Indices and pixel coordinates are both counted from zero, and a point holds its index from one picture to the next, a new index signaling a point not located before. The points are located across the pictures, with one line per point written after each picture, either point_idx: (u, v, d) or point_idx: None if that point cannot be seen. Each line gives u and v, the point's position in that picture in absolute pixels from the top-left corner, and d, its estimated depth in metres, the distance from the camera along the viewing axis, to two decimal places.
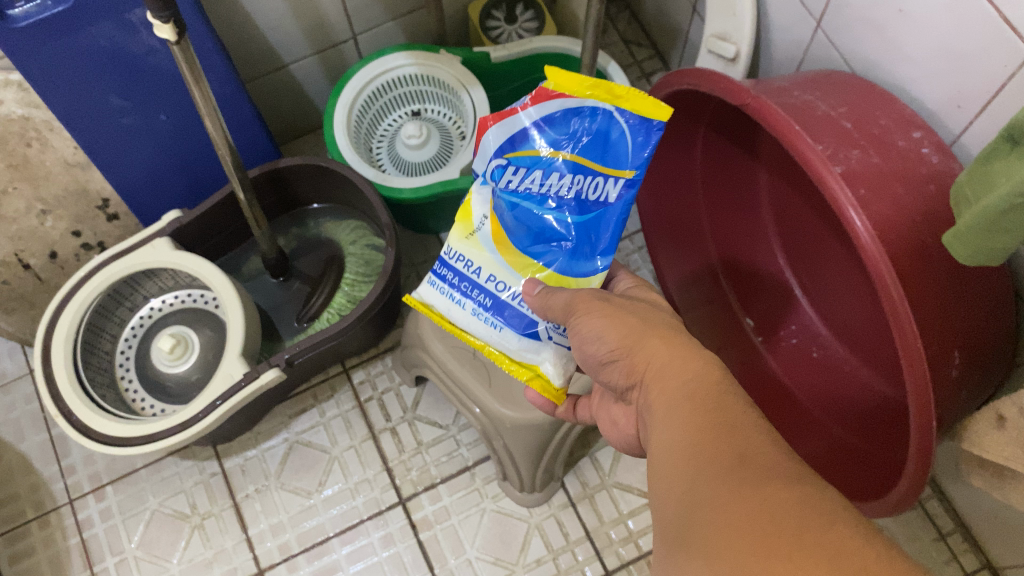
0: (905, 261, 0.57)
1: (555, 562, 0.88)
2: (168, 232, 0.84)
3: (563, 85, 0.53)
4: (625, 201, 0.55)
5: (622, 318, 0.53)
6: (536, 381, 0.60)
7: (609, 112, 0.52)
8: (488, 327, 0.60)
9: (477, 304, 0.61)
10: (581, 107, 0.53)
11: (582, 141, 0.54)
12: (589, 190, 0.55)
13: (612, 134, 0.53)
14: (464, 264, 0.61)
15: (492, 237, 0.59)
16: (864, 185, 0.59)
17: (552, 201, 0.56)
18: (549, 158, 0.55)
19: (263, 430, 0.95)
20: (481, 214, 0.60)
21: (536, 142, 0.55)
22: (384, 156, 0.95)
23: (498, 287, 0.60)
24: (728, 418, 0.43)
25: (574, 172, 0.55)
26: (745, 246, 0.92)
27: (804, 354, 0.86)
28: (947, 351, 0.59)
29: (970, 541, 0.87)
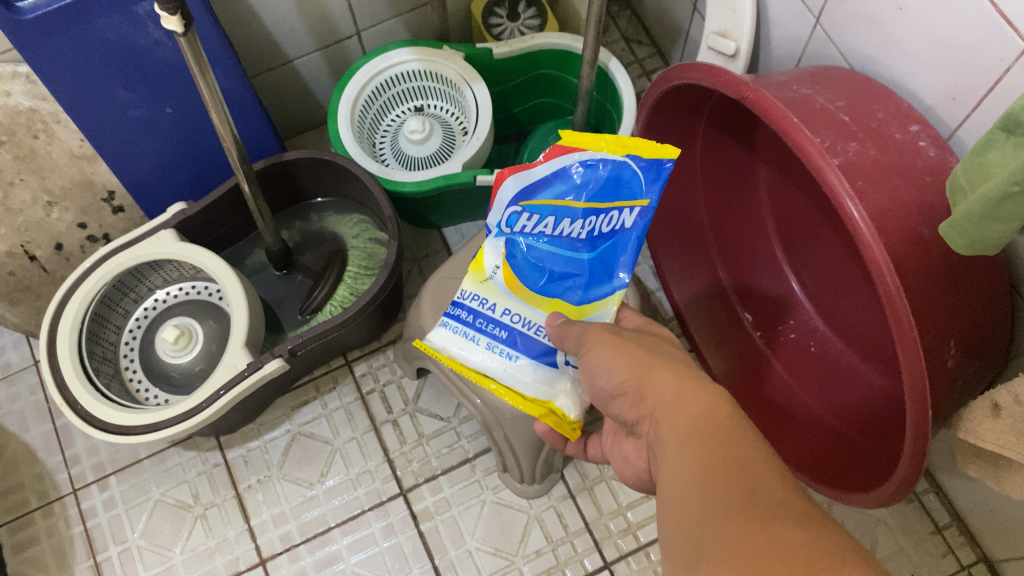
0: (903, 251, 0.58)
1: (555, 553, 0.89)
2: (173, 224, 0.85)
3: (575, 142, 0.53)
4: (638, 226, 0.57)
5: (631, 349, 0.53)
6: (551, 417, 0.62)
7: (619, 161, 0.54)
8: (505, 361, 0.62)
9: (492, 338, 0.62)
10: (592, 160, 0.54)
11: (593, 188, 0.55)
12: (603, 225, 0.57)
13: (623, 176, 0.54)
14: (480, 302, 0.62)
15: (506, 284, 0.60)
16: (862, 177, 0.59)
17: (567, 241, 0.57)
18: (562, 206, 0.55)
19: (266, 422, 0.96)
20: (493, 264, 0.61)
21: (548, 194, 0.55)
22: (387, 151, 0.96)
23: (514, 320, 0.61)
24: (737, 454, 0.43)
25: (586, 217, 0.56)
26: (745, 241, 0.93)
27: (803, 349, 0.87)
28: (943, 341, 0.60)
29: (966, 534, 0.88)
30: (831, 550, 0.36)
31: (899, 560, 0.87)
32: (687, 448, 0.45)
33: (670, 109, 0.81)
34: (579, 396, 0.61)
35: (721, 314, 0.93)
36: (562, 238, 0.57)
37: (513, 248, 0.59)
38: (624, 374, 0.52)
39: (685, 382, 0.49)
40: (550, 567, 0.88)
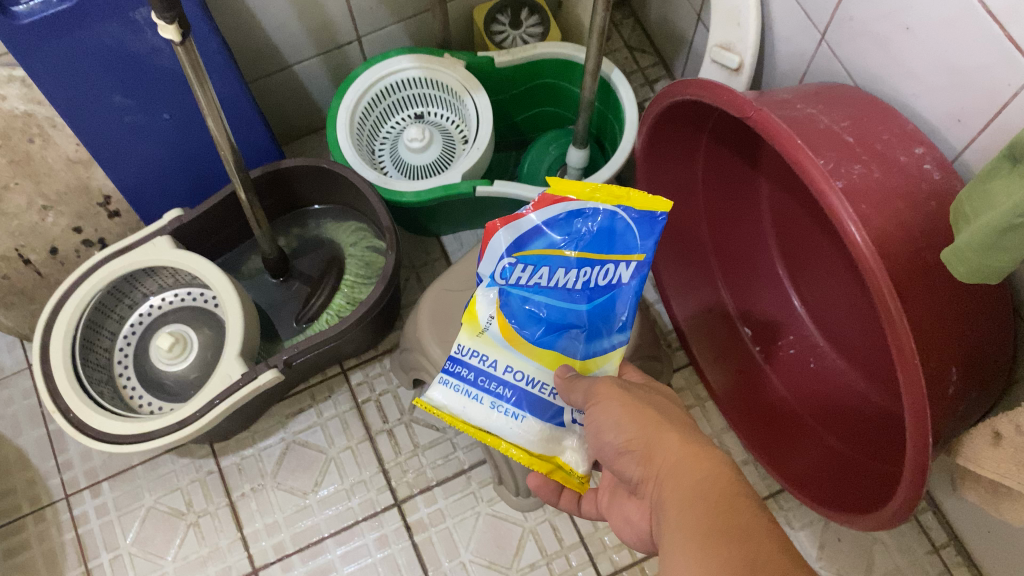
0: (904, 275, 0.58)
1: (549, 567, 0.89)
2: (168, 231, 0.84)
3: (566, 190, 0.54)
4: (636, 281, 0.56)
5: (640, 409, 0.53)
6: (559, 473, 0.60)
7: (612, 211, 0.53)
8: (510, 420, 0.60)
9: (496, 398, 0.60)
10: (584, 209, 0.54)
11: (587, 238, 0.54)
12: (599, 277, 0.56)
13: (617, 227, 0.54)
14: (480, 359, 0.60)
15: (503, 335, 0.59)
16: (865, 201, 0.59)
17: (563, 293, 0.57)
18: (555, 256, 0.55)
19: (260, 429, 0.95)
20: (487, 313, 0.59)
21: (540, 243, 0.55)
22: (386, 158, 0.95)
23: (516, 377, 0.60)
24: (740, 522, 0.43)
25: (580, 266, 0.55)
26: (745, 254, 0.92)
27: (802, 364, 0.87)
28: (945, 367, 0.59)
29: (963, 554, 0.87)
30: None
31: None
32: (686, 506, 0.46)
33: (669, 125, 0.80)
34: (585, 452, 0.59)
35: (721, 328, 0.93)
36: (557, 289, 0.56)
37: (507, 299, 0.58)
38: (632, 433, 0.52)
39: (690, 446, 0.50)
40: None
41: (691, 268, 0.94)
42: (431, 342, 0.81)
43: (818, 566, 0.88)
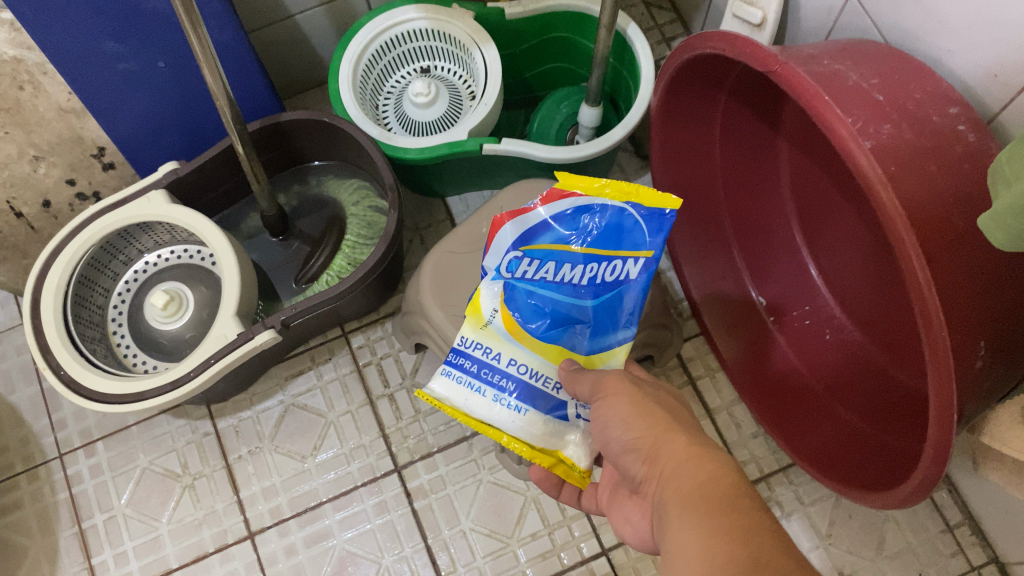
0: (933, 242, 0.54)
1: (551, 537, 0.87)
2: (164, 184, 0.81)
3: (574, 185, 0.55)
4: (644, 278, 0.56)
5: (648, 407, 0.52)
6: (561, 467, 0.58)
7: (620, 207, 0.54)
8: (512, 413, 0.58)
9: (499, 390, 0.58)
10: (592, 205, 0.55)
11: (594, 233, 0.55)
12: (606, 274, 0.56)
13: (625, 224, 0.54)
14: (484, 352, 0.59)
15: (507, 329, 0.58)
16: (894, 161, 0.55)
17: (569, 289, 0.57)
18: (562, 250, 0.56)
19: (258, 391, 0.93)
20: (492, 307, 0.59)
21: (547, 237, 0.56)
22: (390, 114, 0.92)
23: (520, 370, 0.58)
24: (745, 523, 0.43)
25: (587, 262, 0.56)
26: (761, 220, 0.89)
27: (816, 336, 0.84)
28: (974, 341, 0.56)
29: (978, 534, 0.85)
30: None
31: (907, 558, 0.85)
32: (691, 527, 0.44)
33: (687, 82, 0.76)
34: (589, 446, 0.57)
35: (735, 296, 0.90)
36: (563, 285, 0.57)
37: (512, 295, 0.58)
38: (639, 431, 0.51)
39: (694, 449, 0.49)
40: (546, 551, 0.86)
41: (704, 233, 0.91)
42: (433, 305, 0.78)
43: (827, 543, 0.86)
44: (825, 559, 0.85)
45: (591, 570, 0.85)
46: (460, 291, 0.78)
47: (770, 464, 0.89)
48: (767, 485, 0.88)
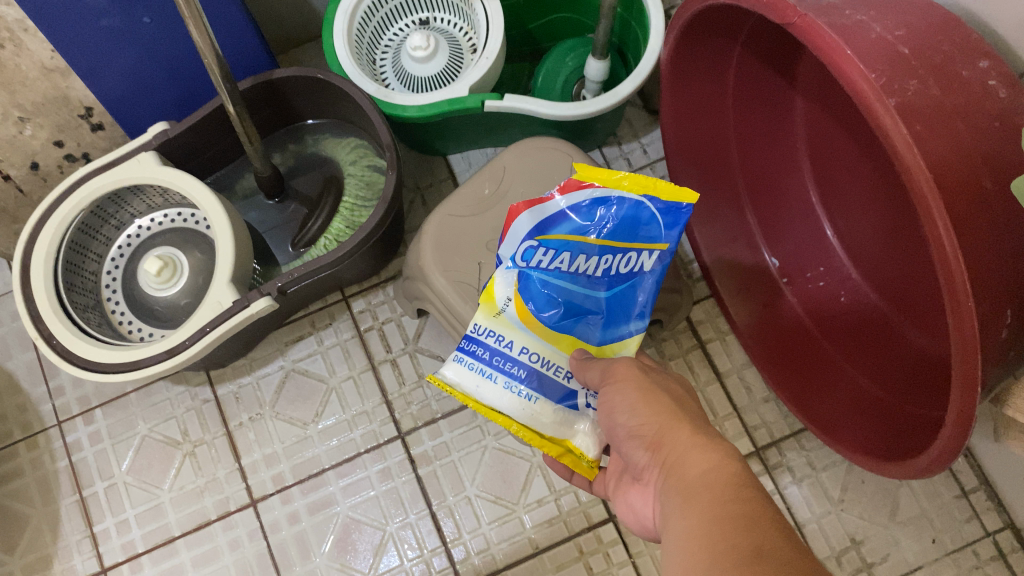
0: (959, 205, 0.51)
1: (557, 503, 0.85)
2: (153, 145, 0.78)
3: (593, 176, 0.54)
4: (657, 272, 0.56)
5: (654, 394, 0.50)
6: (569, 456, 0.56)
7: (638, 201, 0.53)
8: (522, 401, 0.56)
9: (510, 378, 0.56)
10: (609, 197, 0.53)
11: (611, 225, 0.54)
12: (620, 265, 0.55)
13: (642, 216, 0.53)
14: (496, 339, 0.57)
15: (520, 318, 0.56)
16: (919, 120, 0.52)
17: (583, 280, 0.55)
18: (579, 241, 0.54)
19: (258, 356, 0.91)
20: (505, 296, 0.56)
21: (564, 227, 0.54)
22: (388, 69, 0.88)
23: (532, 359, 0.56)
24: (749, 512, 0.41)
25: (603, 254, 0.54)
26: (776, 178, 0.86)
27: (832, 298, 0.81)
28: (999, 308, 0.53)
29: (994, 499, 0.84)
30: None
31: (921, 524, 0.83)
32: (691, 517, 0.42)
33: (700, 35, 0.72)
34: (598, 436, 0.56)
35: (747, 257, 0.87)
36: (577, 276, 0.55)
37: (526, 286, 0.55)
38: (645, 418, 0.49)
39: (699, 438, 0.47)
40: (552, 518, 0.85)
41: (716, 193, 0.87)
42: (435, 271, 0.75)
43: (839, 508, 0.84)
44: (837, 525, 0.84)
45: (598, 536, 0.84)
46: (462, 256, 0.75)
47: (782, 430, 0.87)
48: (778, 450, 0.86)
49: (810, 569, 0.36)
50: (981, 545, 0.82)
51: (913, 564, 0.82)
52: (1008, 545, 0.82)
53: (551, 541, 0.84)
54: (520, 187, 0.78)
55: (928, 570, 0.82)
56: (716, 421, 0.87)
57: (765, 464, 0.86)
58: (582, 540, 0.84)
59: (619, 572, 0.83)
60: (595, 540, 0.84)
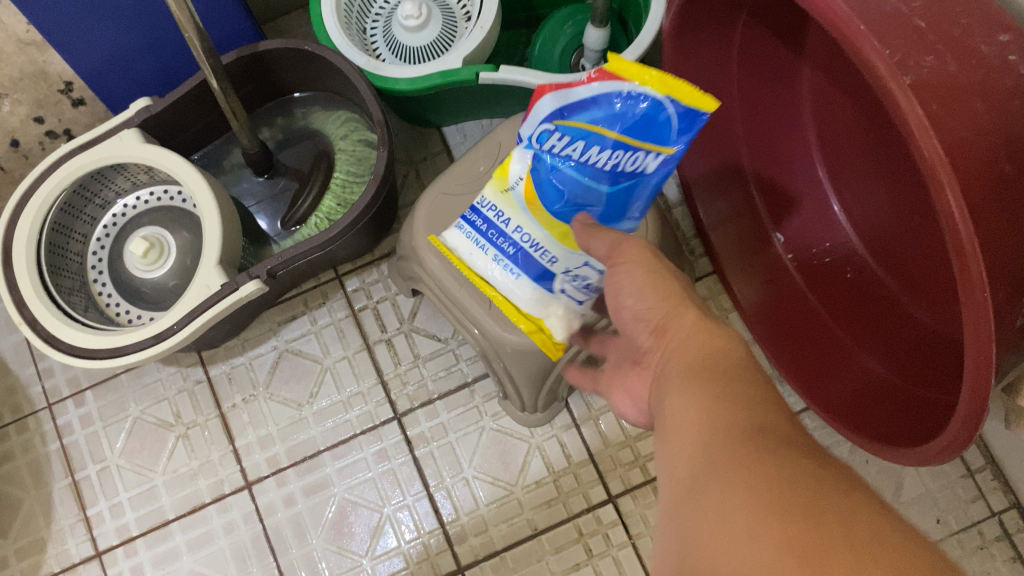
0: (975, 191, 0.49)
1: (556, 484, 0.84)
2: (136, 122, 0.75)
3: (620, 69, 0.48)
4: (663, 173, 0.51)
5: (663, 277, 0.50)
6: (538, 333, 0.63)
7: (658, 102, 0.48)
8: (506, 275, 0.60)
9: (499, 252, 0.60)
10: (628, 94, 0.48)
11: (626, 120, 0.49)
12: (628, 163, 0.51)
13: (657, 119, 0.48)
14: (494, 214, 0.60)
15: (525, 199, 0.58)
16: (936, 99, 0.49)
17: (590, 170, 0.53)
18: (595, 131, 0.51)
19: (250, 337, 0.89)
20: (517, 173, 0.58)
21: (582, 116, 0.51)
22: (378, 40, 0.84)
23: (522, 238, 0.59)
24: (745, 392, 0.41)
25: (614, 148, 0.50)
26: (780, 150, 0.83)
27: (838, 275, 0.79)
28: (1017, 298, 0.51)
29: (1001, 479, 0.82)
30: (837, 484, 0.34)
31: (926, 504, 0.82)
32: (691, 394, 0.43)
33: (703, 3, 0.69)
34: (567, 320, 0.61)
35: (750, 233, 0.85)
36: (586, 165, 0.53)
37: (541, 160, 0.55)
38: (653, 301, 0.49)
39: (705, 323, 0.47)
40: (551, 499, 0.83)
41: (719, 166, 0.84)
42: (430, 252, 0.73)
43: None
44: None
45: (597, 517, 0.83)
46: None
47: None
48: None
49: (807, 444, 0.37)
50: (986, 525, 0.81)
51: None
52: (1013, 525, 0.81)
53: (550, 522, 0.83)
54: None
55: None
56: None
57: None
58: (581, 521, 0.83)
59: (619, 554, 0.82)
60: (594, 521, 0.83)
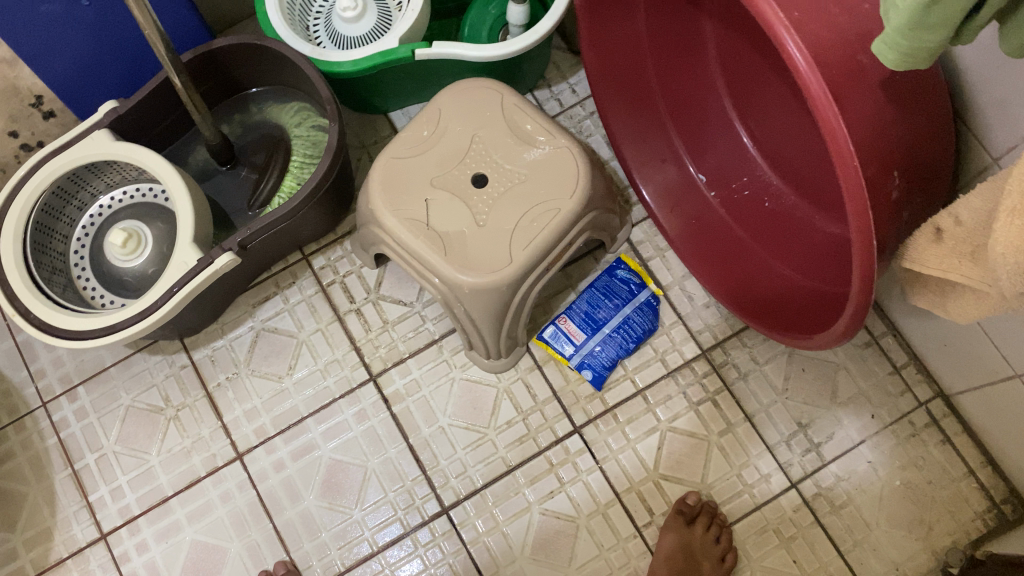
0: (839, 79, 0.57)
1: (525, 423, 0.91)
2: (106, 123, 0.82)
3: (582, 320, 0.91)
4: (580, 340, 0.91)
5: None
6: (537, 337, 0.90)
7: (577, 355, 0.91)
8: (579, 313, 0.92)
9: (587, 309, 0.92)
10: (587, 312, 0.92)
11: (580, 315, 0.92)
12: (572, 337, 0.91)
13: (588, 310, 0.92)
14: (587, 302, 0.92)
15: (586, 330, 0.91)
16: (796, 8, 0.57)
17: (578, 338, 0.91)
18: (584, 329, 0.91)
19: (229, 320, 0.95)
20: (594, 313, 0.92)
21: (577, 325, 0.91)
22: (321, 33, 0.92)
23: (592, 313, 0.92)
24: None
25: (570, 337, 0.91)
26: (693, 98, 0.91)
27: (756, 204, 0.88)
28: (886, 171, 0.60)
29: (923, 372, 0.91)
30: None
31: (859, 402, 0.91)
32: None
33: None
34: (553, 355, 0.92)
35: (676, 177, 0.93)
36: (579, 338, 0.91)
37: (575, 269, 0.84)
38: None
39: None
40: (522, 436, 0.90)
41: (641, 119, 0.93)
42: (386, 211, 0.80)
43: (784, 397, 0.91)
44: (783, 412, 0.91)
45: (565, 448, 0.90)
46: (410, 196, 0.80)
47: (724, 330, 0.93)
48: (722, 350, 0.93)
49: None
50: (915, 415, 0.90)
51: (856, 439, 0.89)
52: (939, 412, 0.90)
53: (523, 457, 0.90)
54: (457, 126, 0.83)
55: (870, 443, 0.89)
56: (664, 330, 0.94)
57: (712, 364, 0.92)
58: (551, 454, 0.90)
59: (588, 478, 0.89)
60: (562, 451, 0.90)
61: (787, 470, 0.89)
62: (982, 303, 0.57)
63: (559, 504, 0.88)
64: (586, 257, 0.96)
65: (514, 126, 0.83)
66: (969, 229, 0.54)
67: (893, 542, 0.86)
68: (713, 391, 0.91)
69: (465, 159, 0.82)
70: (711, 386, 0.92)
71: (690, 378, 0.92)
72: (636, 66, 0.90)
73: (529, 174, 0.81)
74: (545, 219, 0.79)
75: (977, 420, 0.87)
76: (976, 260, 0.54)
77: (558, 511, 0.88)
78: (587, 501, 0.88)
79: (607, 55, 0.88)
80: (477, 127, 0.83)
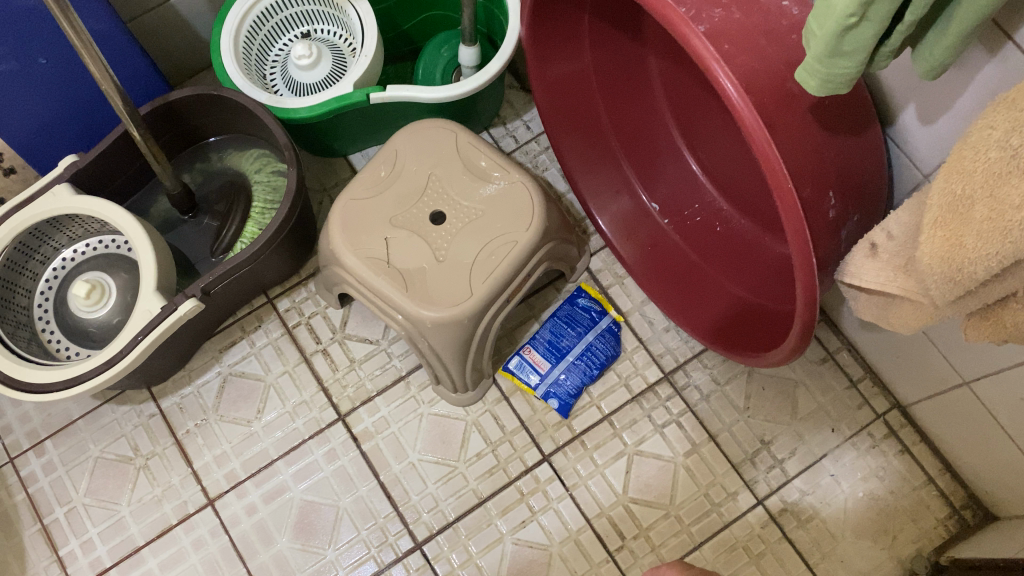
0: (771, 107, 0.60)
1: (495, 453, 0.92)
2: (66, 177, 0.83)
3: (547, 349, 0.93)
4: (546, 369, 0.93)
5: None
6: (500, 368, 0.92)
7: (542, 384, 0.92)
8: (543, 342, 0.94)
9: (551, 338, 0.94)
10: (551, 341, 0.94)
11: (544, 343, 0.94)
12: (537, 367, 0.93)
13: (551, 338, 0.94)
14: (551, 330, 0.94)
15: (550, 358, 0.93)
16: (726, 40, 0.60)
17: (543, 367, 0.93)
18: (548, 357, 0.93)
19: (196, 367, 0.96)
20: (558, 342, 0.94)
21: (541, 354, 0.93)
22: (278, 81, 0.94)
23: (555, 341, 0.94)
24: None
25: (535, 366, 0.93)
26: (642, 129, 0.94)
27: (709, 229, 0.91)
28: (822, 192, 0.63)
29: (879, 384, 0.94)
30: None
31: (819, 417, 0.93)
32: None
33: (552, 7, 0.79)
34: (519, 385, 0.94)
35: (630, 206, 0.95)
36: (544, 366, 0.93)
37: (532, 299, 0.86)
38: None
39: None
40: (492, 468, 0.91)
41: (593, 152, 0.95)
42: (347, 251, 0.82)
43: (746, 415, 0.93)
44: (746, 431, 0.92)
45: (535, 476, 0.91)
46: (370, 235, 0.82)
47: (684, 353, 0.96)
48: (684, 372, 0.95)
49: None
50: (874, 427, 0.92)
51: (818, 454, 0.91)
52: (897, 422, 0.92)
53: (494, 488, 0.91)
54: (413, 165, 0.85)
55: (832, 456, 0.91)
56: (626, 355, 0.96)
57: (675, 387, 0.94)
58: (521, 483, 0.91)
59: (559, 506, 0.90)
60: (532, 480, 0.91)
61: (753, 487, 0.90)
62: (919, 311, 0.60)
63: (532, 533, 0.89)
64: (547, 287, 0.99)
65: (468, 163, 0.86)
66: (900, 243, 0.57)
67: (860, 553, 0.88)
68: (676, 413, 0.93)
69: (423, 198, 0.84)
70: (675, 408, 0.93)
71: (654, 402, 0.94)
72: (587, 100, 0.93)
73: (485, 209, 0.83)
74: (502, 252, 0.81)
75: (933, 429, 0.89)
76: (909, 272, 0.57)
77: (531, 540, 0.89)
78: (559, 528, 0.89)
79: (558, 91, 0.90)
80: (433, 165, 0.85)
